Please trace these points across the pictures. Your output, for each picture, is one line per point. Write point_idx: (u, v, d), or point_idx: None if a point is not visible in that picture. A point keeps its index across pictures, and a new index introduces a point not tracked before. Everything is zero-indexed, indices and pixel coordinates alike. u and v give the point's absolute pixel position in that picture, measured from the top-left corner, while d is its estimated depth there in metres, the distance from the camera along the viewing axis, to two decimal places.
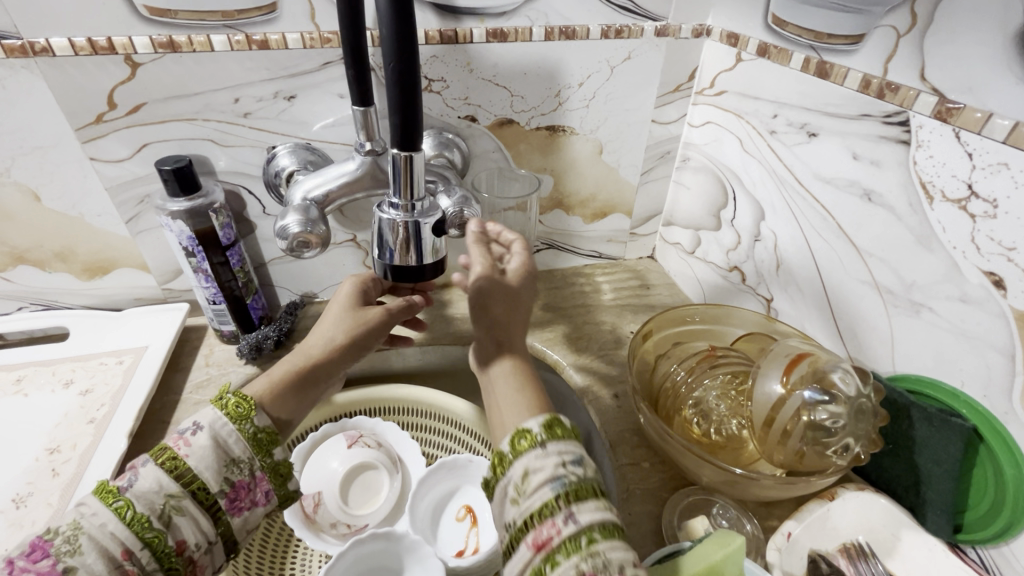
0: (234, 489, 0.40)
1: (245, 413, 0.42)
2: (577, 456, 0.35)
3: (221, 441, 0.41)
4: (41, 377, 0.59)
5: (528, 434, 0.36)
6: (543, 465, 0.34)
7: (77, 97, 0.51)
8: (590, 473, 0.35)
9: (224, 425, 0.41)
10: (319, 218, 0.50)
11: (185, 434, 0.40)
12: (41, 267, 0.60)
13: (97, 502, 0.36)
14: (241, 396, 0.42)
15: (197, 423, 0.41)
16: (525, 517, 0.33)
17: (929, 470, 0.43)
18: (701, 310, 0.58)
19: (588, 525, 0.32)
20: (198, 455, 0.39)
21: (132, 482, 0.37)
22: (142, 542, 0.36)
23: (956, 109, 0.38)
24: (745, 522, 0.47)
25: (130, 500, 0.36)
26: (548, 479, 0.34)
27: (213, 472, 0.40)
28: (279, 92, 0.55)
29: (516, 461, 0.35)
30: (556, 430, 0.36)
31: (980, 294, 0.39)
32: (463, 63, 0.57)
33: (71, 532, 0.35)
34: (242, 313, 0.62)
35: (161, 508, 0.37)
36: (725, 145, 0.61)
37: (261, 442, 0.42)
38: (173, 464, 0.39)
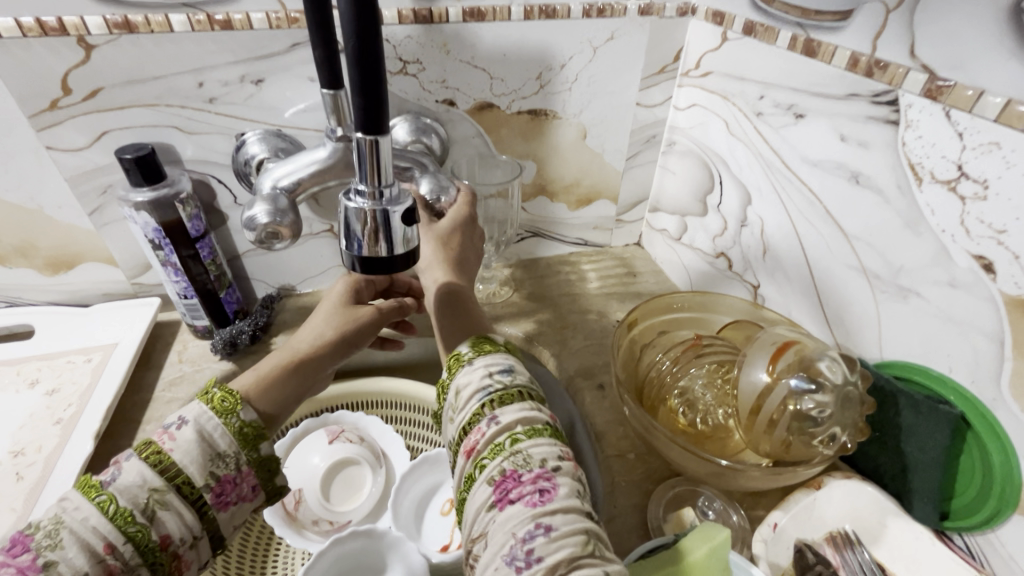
0: (219, 484, 0.38)
1: (229, 407, 0.40)
2: (503, 366, 0.40)
3: (206, 434, 0.39)
4: (5, 376, 0.56)
5: (459, 357, 0.42)
6: (471, 378, 0.39)
7: (29, 82, 0.48)
8: (517, 380, 0.39)
9: (208, 418, 0.39)
10: (289, 207, 0.48)
11: (169, 429, 0.38)
12: (1, 262, 0.58)
13: (77, 498, 0.34)
14: (227, 391, 0.41)
15: (182, 416, 0.39)
16: (461, 428, 0.38)
17: (916, 457, 0.43)
18: (686, 297, 0.57)
19: (508, 425, 0.36)
20: (182, 449, 0.37)
21: (115, 476, 0.35)
22: (126, 537, 0.34)
23: (946, 87, 0.36)
24: (731, 513, 0.46)
25: (114, 495, 0.35)
26: (476, 390, 0.38)
27: (198, 466, 0.38)
28: (246, 76, 0.52)
29: (452, 380, 0.41)
30: (484, 347, 0.42)
31: (968, 279, 0.38)
32: (439, 44, 0.55)
33: (52, 528, 0.33)
34: (216, 307, 0.60)
35: (145, 502, 0.35)
36: (711, 128, 0.60)
37: (249, 437, 0.40)
38: (157, 459, 0.37)
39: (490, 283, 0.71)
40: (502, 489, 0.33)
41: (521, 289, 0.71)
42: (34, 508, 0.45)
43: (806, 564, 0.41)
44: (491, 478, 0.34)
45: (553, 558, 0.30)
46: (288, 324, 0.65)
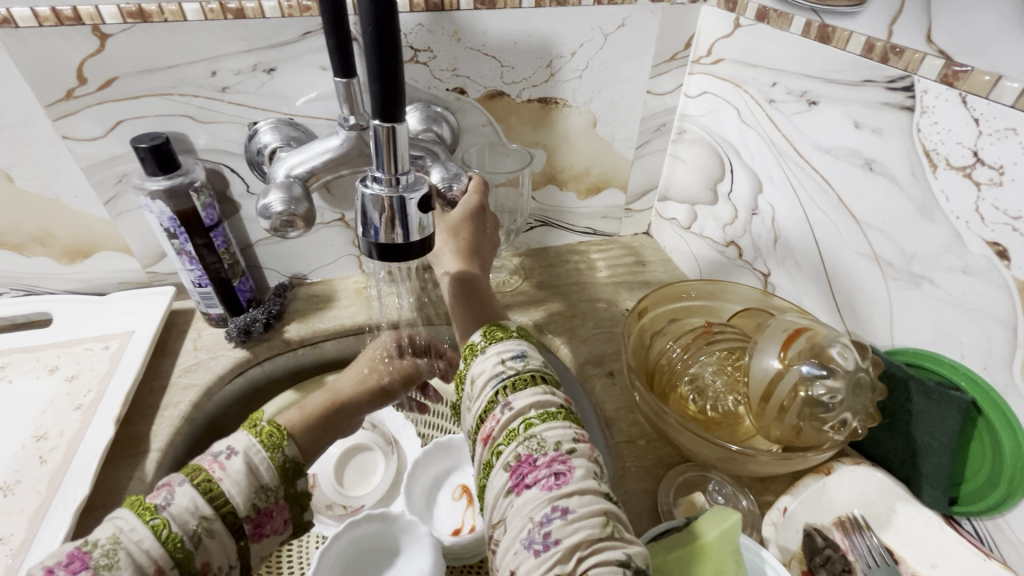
0: (259, 515, 0.39)
1: (277, 442, 0.42)
2: (516, 352, 0.41)
3: (253, 466, 0.40)
4: (25, 363, 0.57)
5: (473, 346, 0.44)
6: (485, 367, 0.41)
7: (45, 71, 0.48)
8: (530, 364, 0.40)
9: (258, 451, 0.40)
10: (303, 195, 0.48)
11: (219, 457, 0.39)
12: (19, 251, 0.59)
13: (133, 519, 0.35)
14: (274, 425, 0.42)
15: (232, 447, 0.40)
16: (478, 416, 0.39)
17: (926, 443, 0.43)
18: (696, 286, 0.57)
19: (523, 411, 0.37)
20: (231, 479, 0.38)
21: (169, 500, 0.36)
22: (174, 561, 0.35)
23: (962, 73, 0.36)
24: (741, 498, 0.47)
25: (167, 519, 0.35)
26: (490, 376, 0.40)
27: (243, 498, 0.38)
28: (258, 65, 0.53)
29: (468, 370, 0.42)
30: (495, 334, 0.44)
31: (982, 265, 0.38)
32: (450, 32, 0.55)
33: (109, 547, 0.34)
34: (230, 296, 0.61)
35: (194, 528, 0.36)
36: (722, 116, 0.59)
37: (290, 473, 0.42)
38: (207, 488, 0.37)
39: (499, 272, 0.72)
40: (518, 474, 0.34)
41: (530, 277, 0.71)
42: (58, 490, 0.46)
43: (814, 547, 0.42)
44: (508, 463, 0.35)
45: (571, 540, 0.31)
46: (300, 313, 0.65)
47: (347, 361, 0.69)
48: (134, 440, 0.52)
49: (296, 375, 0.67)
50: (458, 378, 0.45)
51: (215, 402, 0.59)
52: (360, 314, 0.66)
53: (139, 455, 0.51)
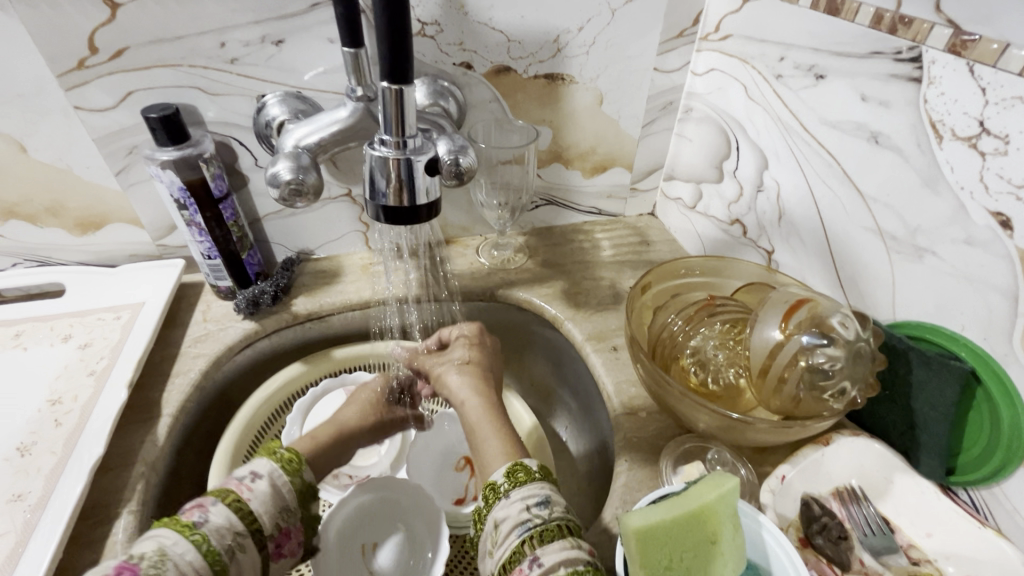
0: (279, 534, 0.44)
1: (295, 468, 0.47)
2: (540, 498, 0.39)
3: (277, 488, 0.45)
4: (40, 332, 0.58)
5: (495, 487, 0.42)
6: (509, 512, 0.39)
7: (57, 41, 0.49)
8: (555, 513, 0.39)
9: (280, 475, 0.45)
10: (311, 165, 0.49)
11: (245, 480, 0.44)
12: (33, 222, 0.60)
13: (173, 534, 0.38)
14: (293, 453, 0.48)
15: (257, 471, 0.44)
16: (502, 565, 0.37)
17: (925, 414, 0.43)
18: (700, 263, 0.58)
19: (552, 566, 0.35)
20: (258, 499, 0.43)
21: (205, 517, 0.40)
22: (213, 571, 0.38)
23: (971, 42, 0.36)
24: (740, 467, 0.48)
25: (207, 534, 0.39)
26: (515, 525, 0.38)
27: (268, 516, 0.43)
28: (266, 36, 0.53)
29: (490, 513, 0.41)
30: (518, 476, 0.41)
31: (985, 236, 0.38)
32: (457, 6, 0.55)
33: (157, 558, 0.36)
34: (238, 269, 0.62)
35: (229, 543, 0.39)
36: (730, 92, 0.59)
37: (306, 497, 0.47)
38: (237, 506, 0.41)
39: (504, 250, 0.72)
40: None
41: (535, 256, 0.72)
42: (73, 451, 0.47)
43: (811, 515, 0.43)
44: None
45: None
46: (307, 287, 0.66)
47: (353, 336, 0.70)
48: (146, 406, 0.53)
49: (303, 349, 0.68)
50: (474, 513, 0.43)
51: (225, 372, 0.60)
52: (366, 290, 0.66)
53: (151, 420, 0.52)
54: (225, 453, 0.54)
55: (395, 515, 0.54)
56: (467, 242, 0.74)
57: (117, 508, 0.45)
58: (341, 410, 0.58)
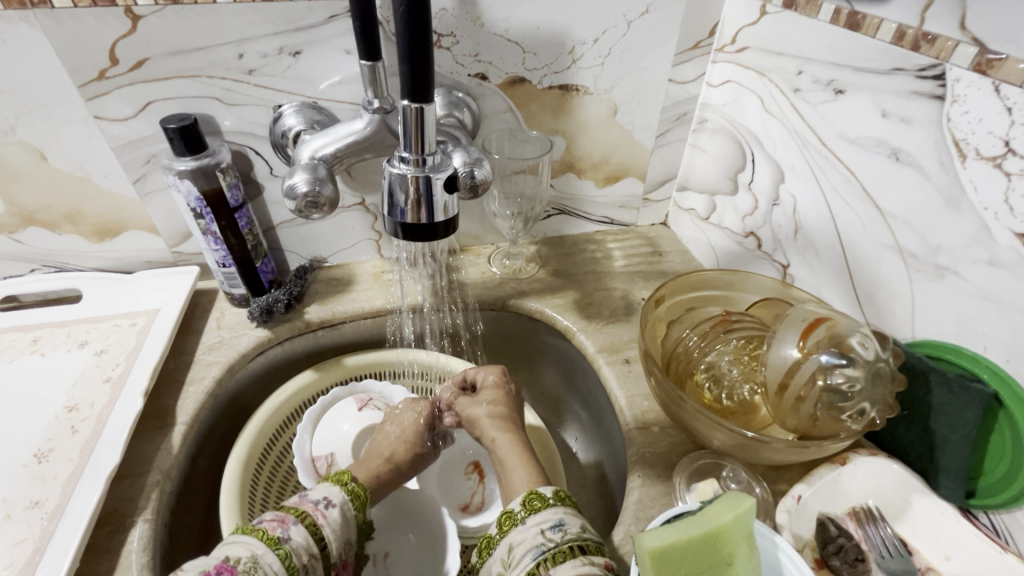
0: (340, 564, 0.45)
1: (362, 503, 0.48)
2: (554, 522, 0.40)
3: (345, 517, 0.45)
4: (57, 337, 0.59)
5: (511, 515, 0.42)
6: (524, 538, 0.39)
7: (79, 52, 0.50)
8: (569, 535, 0.39)
9: (350, 508, 0.46)
10: (328, 177, 0.49)
11: (320, 505, 0.45)
12: (51, 229, 0.60)
13: (262, 545, 0.40)
14: (361, 488, 0.48)
15: (331, 499, 0.45)
16: None
17: (945, 436, 0.43)
18: (714, 276, 0.57)
19: None
20: (330, 526, 0.44)
21: (287, 534, 0.41)
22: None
23: (997, 61, 0.36)
24: (754, 485, 0.47)
25: (290, 551, 0.41)
26: (530, 548, 0.38)
27: (337, 543, 0.44)
28: (284, 48, 0.53)
29: (502, 539, 0.41)
30: (535, 504, 0.42)
31: (1010, 257, 0.37)
32: (473, 18, 0.55)
33: (251, 564, 0.39)
34: (253, 277, 0.62)
35: (305, 561, 0.41)
36: (746, 105, 0.59)
37: (364, 531, 0.48)
38: (312, 529, 0.43)
39: (516, 259, 0.72)
40: None
41: (547, 265, 0.72)
42: (90, 458, 0.47)
43: (827, 536, 0.43)
44: None
45: None
46: (320, 295, 0.66)
47: (365, 344, 0.70)
48: (162, 413, 0.53)
49: (314, 357, 0.68)
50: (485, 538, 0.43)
51: (238, 380, 0.61)
52: (378, 299, 0.67)
53: (166, 428, 0.52)
54: (236, 465, 0.54)
55: (406, 526, 0.54)
56: (479, 251, 0.74)
57: (133, 516, 0.45)
58: (391, 444, 0.54)
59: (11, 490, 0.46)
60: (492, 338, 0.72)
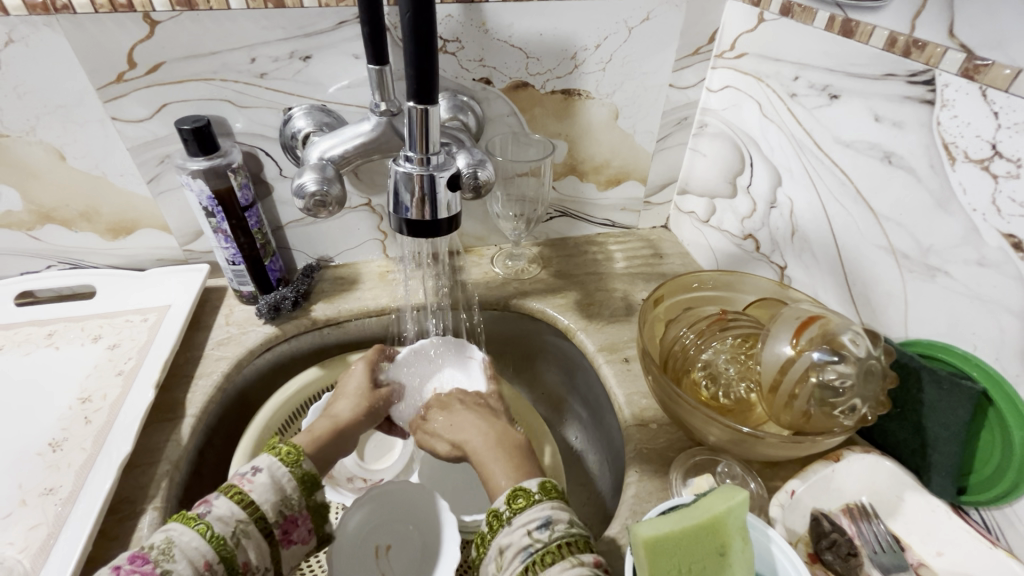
0: (287, 521, 0.43)
1: (295, 458, 0.45)
2: (541, 520, 0.38)
3: (278, 481, 0.43)
4: (71, 332, 0.61)
5: (498, 514, 0.40)
6: (513, 539, 0.38)
7: (99, 55, 0.52)
8: (557, 533, 0.38)
9: (279, 467, 0.44)
10: (335, 177, 0.51)
11: (246, 474, 0.43)
12: (67, 226, 0.62)
13: (180, 525, 0.38)
14: (291, 445, 0.45)
15: (257, 465, 0.43)
16: None
17: (936, 433, 0.44)
18: (713, 276, 0.58)
19: None
20: (259, 490, 0.42)
21: (209, 509, 0.40)
22: (219, 558, 0.38)
23: (984, 66, 0.37)
24: (749, 481, 0.48)
25: (210, 523, 0.39)
26: (518, 551, 0.37)
27: (270, 504, 0.42)
28: (294, 52, 0.55)
29: (494, 540, 0.39)
30: (519, 499, 0.40)
31: (998, 257, 0.38)
32: (477, 24, 0.57)
33: (165, 546, 0.37)
34: (261, 274, 0.64)
35: (234, 529, 0.39)
36: (744, 109, 0.60)
37: (309, 485, 0.45)
38: (240, 498, 0.41)
39: (518, 260, 0.73)
40: None
41: (549, 266, 0.73)
42: (102, 447, 0.49)
43: (820, 531, 0.43)
44: None
45: None
46: (327, 293, 0.68)
47: (369, 343, 0.71)
48: (171, 405, 0.55)
49: (320, 354, 0.69)
50: (479, 537, 0.42)
51: (246, 375, 0.62)
52: (383, 297, 0.68)
53: (176, 420, 0.54)
54: (243, 457, 0.55)
55: (404, 517, 0.55)
56: (482, 251, 0.75)
57: (143, 504, 0.47)
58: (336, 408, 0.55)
59: (26, 478, 0.47)
60: (496, 338, 0.74)
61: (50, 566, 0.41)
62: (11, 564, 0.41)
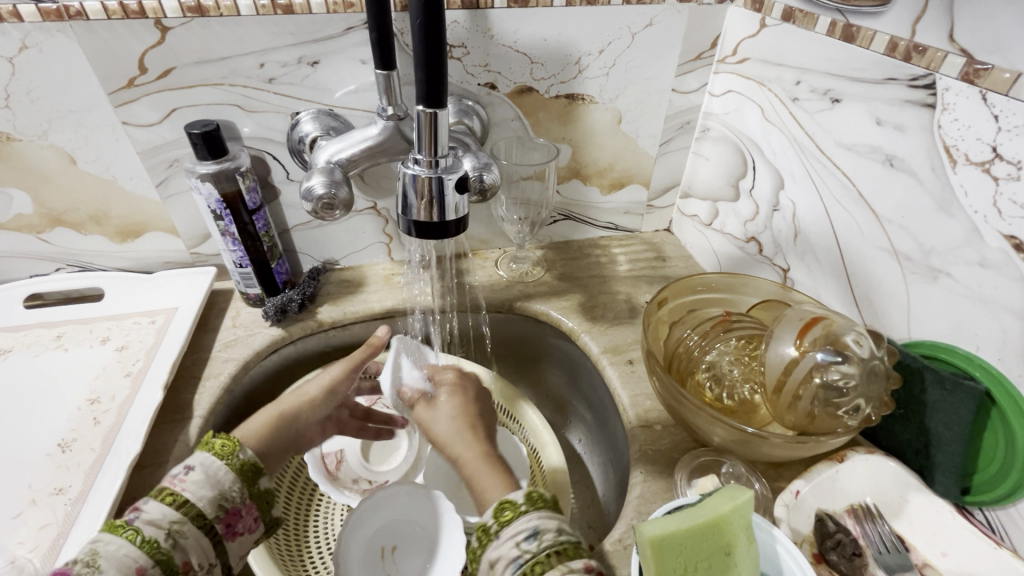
0: (228, 514, 0.43)
1: (231, 449, 0.45)
2: (529, 531, 0.38)
3: (213, 476, 0.43)
4: (79, 333, 0.61)
5: (486, 529, 0.41)
6: (501, 551, 0.38)
7: (111, 61, 0.52)
8: (545, 542, 0.37)
9: (213, 463, 0.44)
10: (343, 180, 0.51)
11: (178, 475, 0.42)
12: (76, 229, 0.63)
13: (107, 535, 0.38)
14: (224, 437, 0.46)
15: (189, 463, 0.43)
16: None
17: (940, 433, 0.44)
18: (717, 279, 0.59)
19: None
20: (193, 489, 0.42)
21: (137, 515, 0.39)
22: (155, 561, 0.38)
23: (983, 71, 0.37)
24: (754, 481, 0.49)
25: (139, 528, 0.38)
26: (508, 563, 0.37)
27: (208, 501, 0.42)
28: (303, 58, 0.56)
29: (483, 556, 0.39)
30: (506, 513, 0.41)
31: (999, 258, 0.39)
32: (483, 30, 0.57)
33: (90, 559, 0.36)
34: (267, 277, 0.64)
35: (167, 531, 0.39)
36: (746, 114, 0.61)
37: (250, 475, 0.45)
38: (172, 499, 0.41)
39: (523, 263, 0.74)
40: None
41: (553, 269, 0.73)
42: (111, 448, 0.49)
43: (825, 531, 0.44)
44: None
45: None
46: (332, 295, 0.69)
47: None
48: (179, 406, 0.55)
49: (325, 357, 0.70)
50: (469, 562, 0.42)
51: (252, 376, 0.63)
52: (388, 299, 0.68)
53: (183, 421, 0.54)
54: None
55: (411, 519, 0.55)
56: (487, 255, 0.76)
57: None
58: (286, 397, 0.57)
59: (35, 478, 0.47)
60: (500, 341, 0.75)
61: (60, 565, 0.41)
62: (21, 563, 0.41)
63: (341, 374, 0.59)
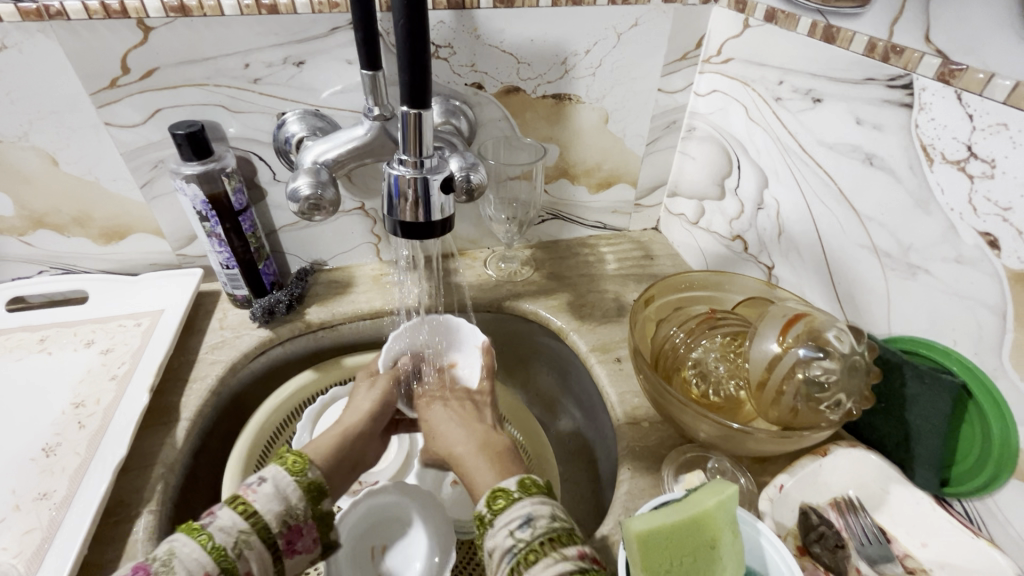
0: (292, 530, 0.44)
1: (301, 467, 0.46)
2: (522, 518, 0.39)
3: (281, 491, 0.44)
4: (63, 336, 0.61)
5: (482, 518, 0.41)
6: (496, 540, 0.39)
7: (92, 61, 0.52)
8: (538, 529, 0.38)
9: (285, 477, 0.45)
10: (329, 181, 0.51)
11: (251, 484, 0.44)
12: (60, 231, 0.62)
13: (182, 536, 0.39)
14: (295, 454, 0.47)
15: (263, 474, 0.44)
16: None
17: (919, 426, 0.45)
18: (702, 277, 0.59)
19: None
20: (263, 500, 0.43)
21: (212, 520, 0.40)
22: (219, 568, 0.38)
23: (958, 71, 0.38)
24: (739, 476, 0.49)
25: (212, 533, 0.39)
26: (502, 554, 0.38)
27: (274, 514, 0.43)
28: (288, 58, 0.56)
29: (482, 546, 0.40)
30: (499, 501, 0.41)
31: (975, 255, 0.40)
32: (469, 30, 0.58)
33: (166, 558, 0.37)
34: (255, 279, 0.64)
35: (235, 540, 0.40)
36: (731, 113, 0.62)
37: (315, 494, 0.46)
38: (243, 508, 0.41)
39: (512, 262, 0.74)
40: None
41: (542, 268, 0.74)
42: (96, 451, 0.49)
43: (809, 524, 0.44)
44: None
45: None
46: (320, 296, 0.68)
47: (362, 345, 0.72)
48: (166, 409, 0.55)
49: (314, 357, 0.70)
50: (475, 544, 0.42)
51: (240, 378, 0.62)
52: (377, 300, 0.68)
53: (170, 424, 0.54)
54: (236, 463, 0.56)
55: (403, 517, 0.56)
56: (475, 254, 0.76)
57: (138, 507, 0.47)
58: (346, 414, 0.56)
59: (19, 483, 0.47)
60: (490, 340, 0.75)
61: (45, 569, 0.41)
62: (5, 569, 0.41)
63: (384, 390, 0.58)
